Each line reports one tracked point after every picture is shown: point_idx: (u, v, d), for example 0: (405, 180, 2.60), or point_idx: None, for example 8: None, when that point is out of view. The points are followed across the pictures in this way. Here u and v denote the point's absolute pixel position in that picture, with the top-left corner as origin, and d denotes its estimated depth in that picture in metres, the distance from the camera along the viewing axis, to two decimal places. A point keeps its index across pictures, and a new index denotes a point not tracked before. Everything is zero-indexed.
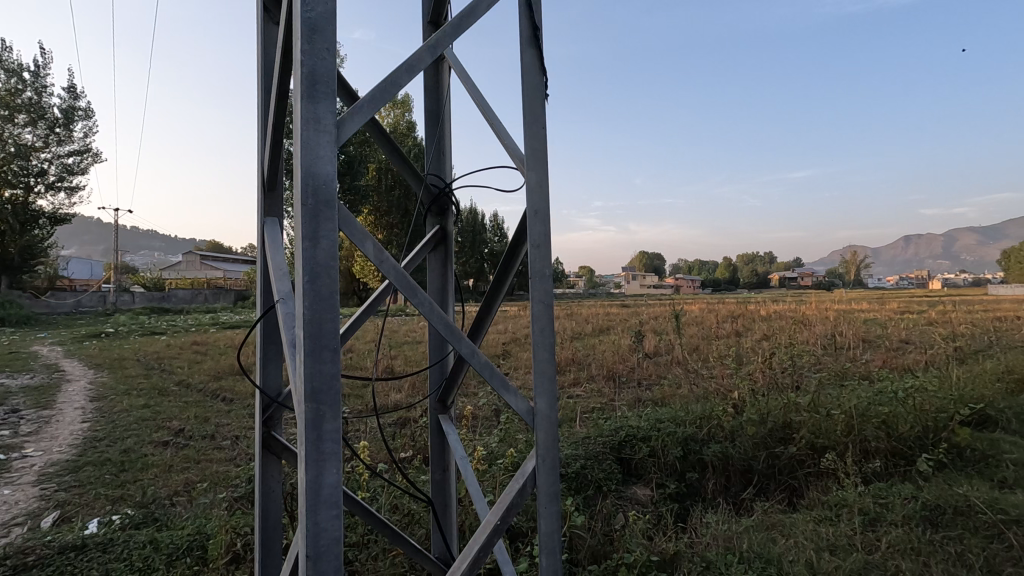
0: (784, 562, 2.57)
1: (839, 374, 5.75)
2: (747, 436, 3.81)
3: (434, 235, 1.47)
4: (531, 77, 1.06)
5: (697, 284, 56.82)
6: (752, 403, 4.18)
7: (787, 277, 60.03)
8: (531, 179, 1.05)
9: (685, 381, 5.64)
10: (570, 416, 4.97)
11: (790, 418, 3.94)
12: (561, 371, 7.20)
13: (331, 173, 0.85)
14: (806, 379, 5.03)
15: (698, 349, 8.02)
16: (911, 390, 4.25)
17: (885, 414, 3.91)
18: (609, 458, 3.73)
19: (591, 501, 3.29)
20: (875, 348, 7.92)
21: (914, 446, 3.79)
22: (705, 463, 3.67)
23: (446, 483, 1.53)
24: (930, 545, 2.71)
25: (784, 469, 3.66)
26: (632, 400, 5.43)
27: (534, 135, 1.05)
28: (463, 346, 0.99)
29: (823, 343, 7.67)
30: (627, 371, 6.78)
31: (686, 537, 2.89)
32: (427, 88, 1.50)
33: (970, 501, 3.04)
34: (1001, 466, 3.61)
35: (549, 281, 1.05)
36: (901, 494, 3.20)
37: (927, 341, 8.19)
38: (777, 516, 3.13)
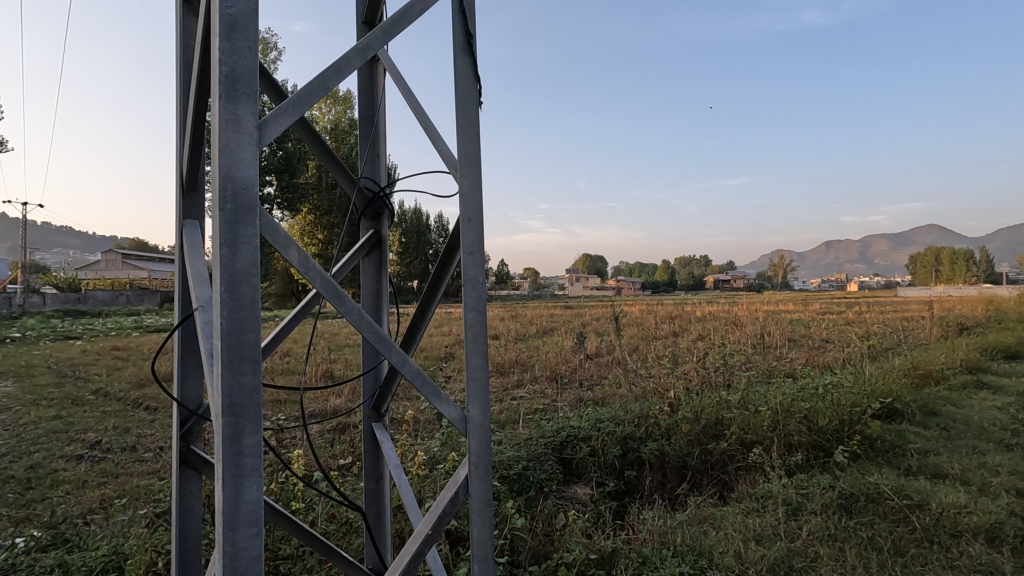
0: (714, 554, 2.69)
1: (766, 372, 6.09)
2: (682, 434, 3.97)
3: (369, 238, 1.44)
4: (465, 84, 1.06)
5: (636, 286, 58.50)
6: (687, 401, 4.35)
7: (721, 280, 62.94)
8: (464, 187, 1.04)
9: (625, 381, 5.81)
10: (513, 418, 4.99)
11: (722, 415, 4.13)
12: (504, 373, 7.22)
13: (253, 176, 0.81)
14: (737, 377, 5.29)
15: (638, 349, 8.28)
16: (829, 386, 4.56)
17: (807, 409, 4.17)
18: (551, 458, 3.78)
19: (532, 502, 3.31)
20: (799, 347, 8.45)
21: (832, 438, 4.06)
22: (642, 461, 3.79)
23: (381, 492, 1.50)
24: (845, 531, 2.91)
25: (717, 464, 3.83)
26: (574, 401, 5.52)
27: (468, 142, 1.05)
28: (393, 355, 0.97)
29: (753, 343, 8.08)
30: (569, 372, 6.89)
31: (625, 534, 2.96)
32: (361, 89, 1.47)
33: (879, 488, 3.29)
34: (907, 455, 3.95)
35: (483, 288, 1.05)
36: (821, 484, 3.40)
37: (845, 339, 8.80)
38: (708, 509, 3.27)
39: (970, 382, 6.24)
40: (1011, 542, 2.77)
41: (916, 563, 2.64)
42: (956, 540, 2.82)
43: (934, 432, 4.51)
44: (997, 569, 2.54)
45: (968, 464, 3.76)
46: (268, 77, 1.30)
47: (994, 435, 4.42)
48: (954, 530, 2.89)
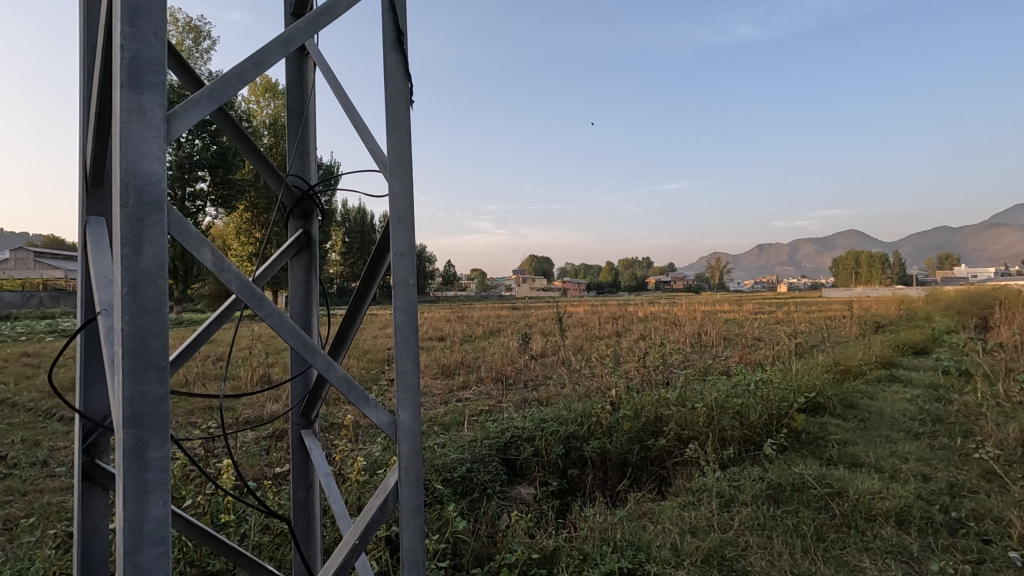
0: (652, 547, 2.77)
1: (702, 370, 6.34)
2: (623, 432, 4.06)
3: (297, 238, 1.39)
4: (394, 81, 1.04)
5: (581, 287, 59.52)
6: (628, 400, 4.46)
7: (662, 281, 65.08)
8: (394, 187, 1.02)
9: (569, 381, 5.89)
10: (457, 420, 4.95)
11: (661, 412, 4.27)
12: (449, 375, 7.17)
13: (160, 172, 0.76)
14: (675, 375, 5.47)
15: (582, 348, 8.43)
16: (760, 383, 4.80)
17: (740, 405, 4.37)
18: (494, 459, 3.78)
19: (476, 504, 3.30)
20: (733, 345, 8.85)
21: (762, 432, 4.27)
22: (585, 459, 3.86)
23: (310, 502, 1.45)
24: (773, 520, 3.07)
25: (656, 460, 3.94)
26: (519, 402, 5.54)
27: (398, 141, 1.03)
28: (318, 360, 0.93)
29: (691, 342, 8.40)
30: (514, 372, 6.92)
31: (566, 532, 3.00)
32: (289, 84, 1.41)
33: (804, 478, 3.49)
34: (828, 446, 4.21)
35: (413, 290, 1.03)
36: (752, 476, 3.56)
37: (774, 338, 9.30)
38: (647, 504, 3.36)
39: (884, 376, 6.73)
40: (918, 524, 3.00)
41: (836, 547, 2.81)
42: (871, 523, 3.02)
43: (853, 424, 4.83)
44: (905, 549, 2.75)
45: (882, 453, 4.05)
46: (183, 65, 1.23)
47: (904, 425, 4.78)
48: (869, 515, 3.10)
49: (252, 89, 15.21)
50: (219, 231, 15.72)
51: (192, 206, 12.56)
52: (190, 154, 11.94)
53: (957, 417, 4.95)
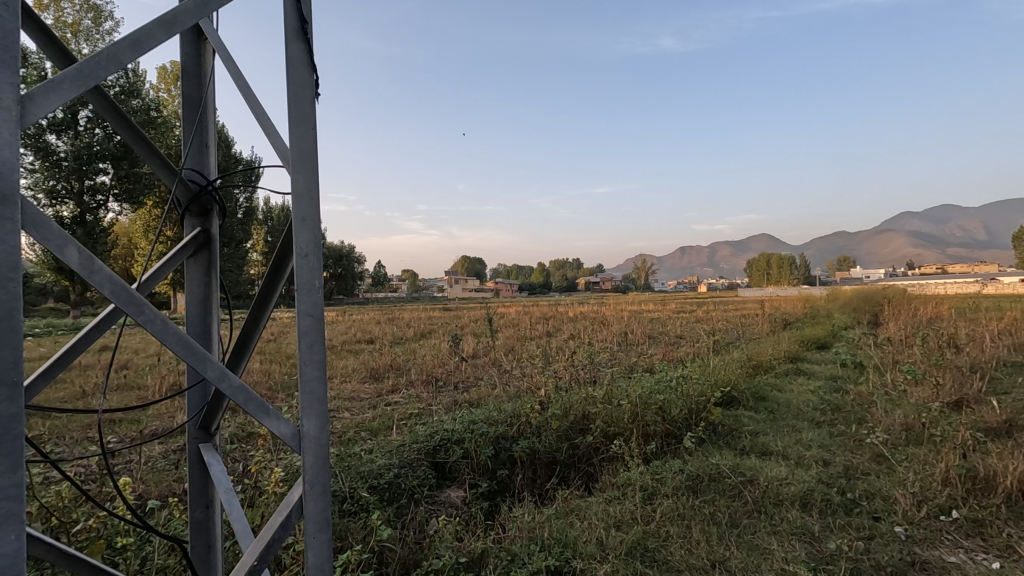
0: (578, 544, 2.81)
1: (628, 368, 6.55)
2: (552, 430, 4.11)
3: (194, 237, 1.30)
4: (298, 72, 0.98)
5: (513, 288, 59.95)
6: (557, 399, 4.53)
7: (591, 282, 66.87)
8: (298, 184, 0.97)
9: (499, 382, 5.91)
10: (386, 425, 4.83)
11: (588, 410, 4.37)
12: (378, 378, 6.98)
13: (11, 162, 0.68)
14: (602, 373, 5.62)
15: (513, 349, 8.48)
16: (681, 379, 5.03)
17: (662, 401, 4.55)
18: (423, 463, 3.71)
19: (403, 510, 3.22)
20: (657, 343, 9.22)
21: (682, 426, 4.46)
22: (514, 459, 3.87)
23: (210, 521, 1.35)
24: (692, 510, 3.21)
25: (583, 457, 4.02)
26: (449, 403, 5.48)
27: (301, 136, 0.97)
28: (210, 370, 0.87)
29: (618, 340, 8.67)
30: (445, 374, 6.85)
31: (495, 533, 2.99)
32: (184, 70, 1.31)
33: (720, 468, 3.68)
34: (741, 437, 4.47)
35: (318, 294, 0.98)
36: (672, 469, 3.71)
37: (694, 336, 9.79)
38: (574, 501, 3.42)
39: (790, 369, 7.25)
40: (819, 506, 3.24)
41: (749, 532, 2.98)
42: (779, 508, 3.23)
43: (763, 415, 5.16)
44: (809, 531, 2.96)
45: (789, 441, 4.35)
46: (50, 39, 1.09)
47: (808, 414, 5.16)
48: (777, 500, 3.32)
49: (162, 76, 14.15)
50: (124, 228, 14.52)
51: (92, 201, 11.52)
52: (90, 144, 10.93)
53: (852, 405, 5.41)
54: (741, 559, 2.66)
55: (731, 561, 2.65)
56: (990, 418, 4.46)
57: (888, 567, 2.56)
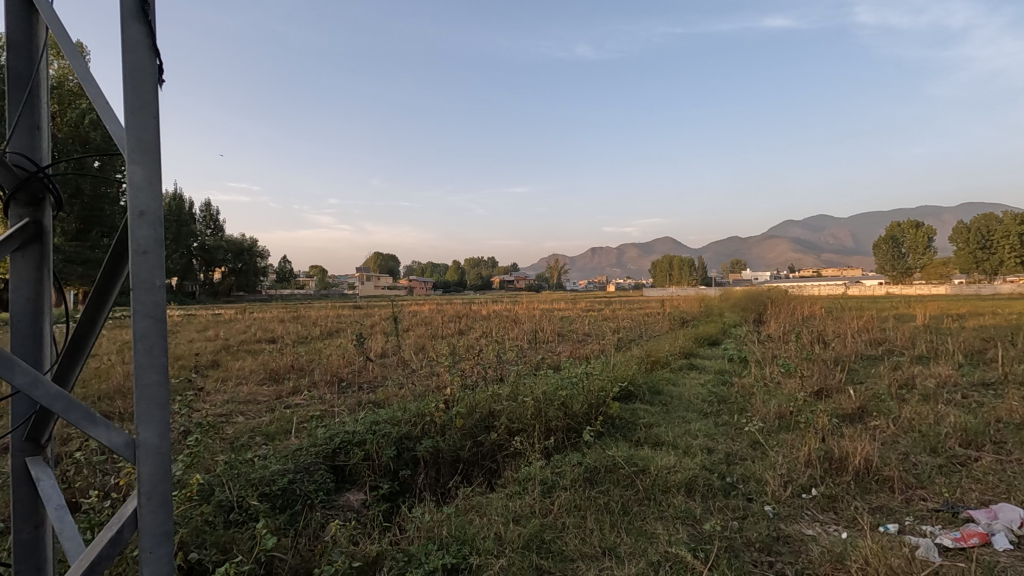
0: (475, 540, 2.83)
1: (535, 365, 6.71)
2: (456, 428, 4.10)
3: (23, 229, 1.18)
4: (137, 55, 0.93)
5: (427, 285, 59.30)
6: (462, 398, 4.52)
7: (506, 281, 67.62)
8: (136, 175, 0.91)
9: (406, 382, 5.82)
10: (284, 429, 4.60)
11: (494, 407, 4.44)
12: (278, 380, 6.62)
13: None
14: (509, 372, 5.71)
15: (422, 348, 8.40)
16: (583, 375, 5.23)
17: (564, 397, 4.70)
18: (321, 467, 3.56)
19: (296, 517, 3.08)
20: (565, 340, 9.52)
21: (582, 420, 4.64)
22: (417, 459, 3.81)
23: (40, 541, 1.23)
24: (588, 501, 3.35)
25: (487, 454, 4.07)
26: (353, 404, 5.32)
27: (141, 123, 0.93)
28: (19, 376, 0.81)
29: (528, 339, 8.85)
30: (351, 374, 6.63)
31: (391, 535, 2.94)
32: (11, 43, 1.18)
33: (615, 460, 3.87)
34: (637, 429, 4.74)
35: (160, 293, 0.94)
36: (572, 462, 3.84)
37: (599, 333, 10.23)
38: (475, 498, 3.44)
39: (684, 364, 7.76)
40: (702, 490, 3.50)
41: (639, 518, 3.17)
42: (666, 494, 3.46)
43: (657, 408, 5.51)
44: (691, 514, 3.19)
45: (678, 432, 4.67)
46: None
47: (698, 406, 5.56)
48: (665, 487, 3.54)
49: None
50: None
51: None
52: None
53: (736, 397, 5.90)
54: (629, 545, 2.82)
55: (620, 548, 2.80)
56: (847, 406, 5.04)
57: (757, 543, 2.82)
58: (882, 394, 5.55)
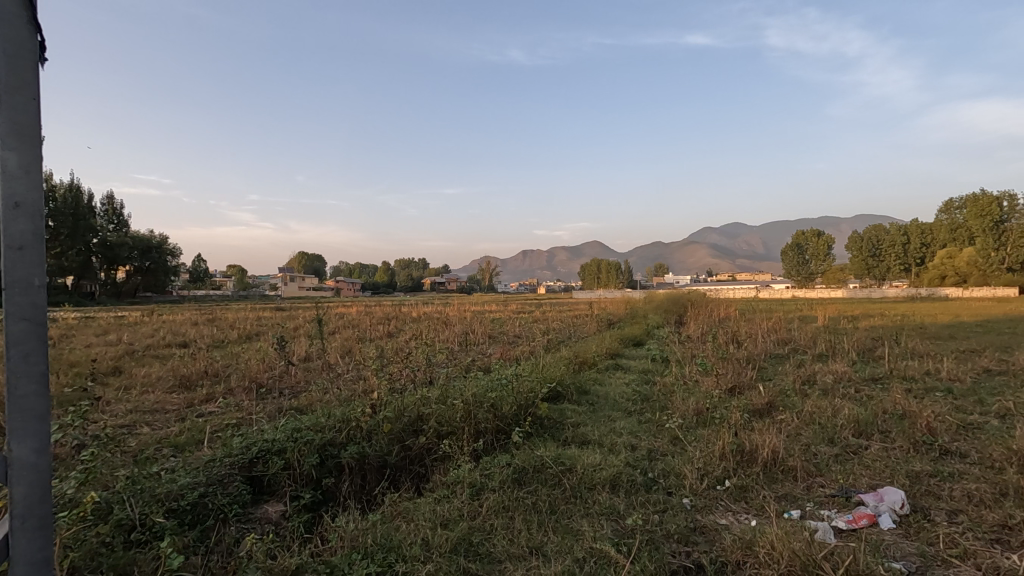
0: (402, 547, 2.77)
1: (465, 367, 6.67)
2: (383, 433, 3.98)
3: None
4: (14, 29, 0.85)
5: (355, 286, 57.57)
6: (389, 402, 4.41)
7: (437, 283, 66.99)
8: (10, 162, 0.83)
9: (330, 386, 5.61)
10: (195, 439, 4.29)
11: (422, 411, 4.37)
12: (189, 387, 6.18)
13: None
14: (438, 374, 5.65)
15: (349, 351, 8.13)
16: (513, 377, 5.26)
17: (494, 398, 4.70)
18: (236, 478, 3.35)
19: (207, 534, 2.87)
20: (495, 342, 9.55)
21: (511, 421, 4.67)
22: (342, 466, 3.65)
23: None
24: (516, 501, 3.37)
25: (415, 459, 4.01)
26: (273, 412, 5.05)
27: (18, 105, 0.84)
28: None
29: (459, 341, 8.80)
30: (271, 380, 6.30)
31: (312, 547, 2.81)
32: None
33: (543, 460, 3.92)
34: (565, 429, 4.83)
35: (40, 294, 0.85)
36: (501, 463, 3.85)
37: (529, 335, 10.34)
38: (402, 504, 3.37)
39: (610, 364, 8.01)
40: (625, 486, 3.62)
41: (565, 516, 3.22)
42: (591, 492, 3.55)
43: (584, 408, 5.65)
44: (615, 510, 3.29)
45: (604, 431, 4.81)
46: None
47: (622, 405, 5.75)
48: (591, 484, 3.63)
49: None
50: None
51: None
52: None
53: (658, 395, 6.15)
54: (556, 543, 2.87)
55: (547, 547, 2.84)
56: (757, 402, 5.39)
57: (675, 535, 2.95)
58: (788, 390, 5.99)
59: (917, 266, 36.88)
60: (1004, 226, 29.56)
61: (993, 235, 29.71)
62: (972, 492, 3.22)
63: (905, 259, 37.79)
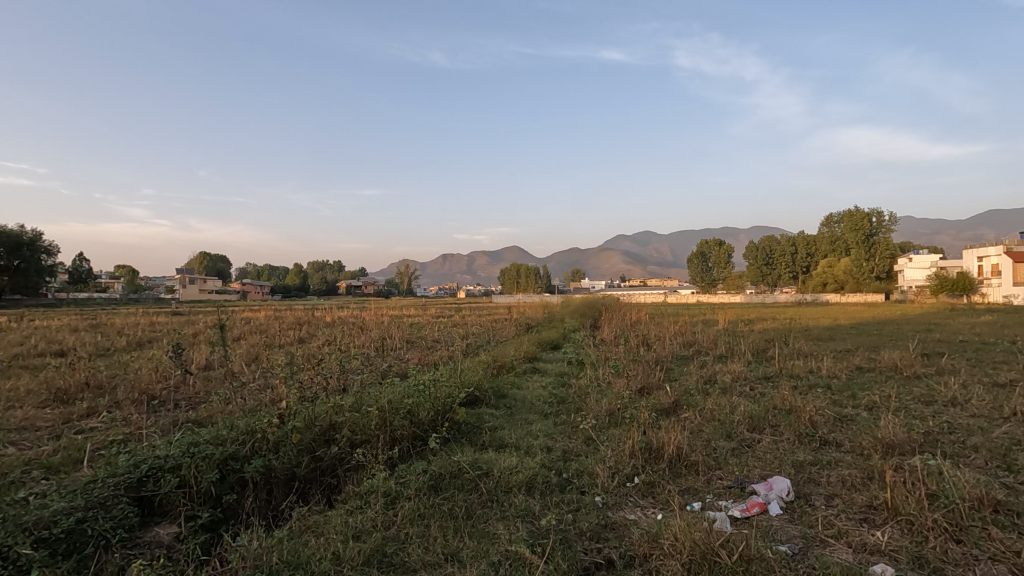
0: (311, 563, 2.65)
1: (381, 374, 6.52)
2: (292, 444, 3.78)
3: None
4: None
5: (263, 290, 54.47)
6: (298, 411, 4.20)
7: (353, 286, 64.95)
8: None
9: (234, 396, 5.27)
10: (72, 459, 3.86)
11: (334, 419, 4.21)
12: (67, 401, 5.55)
13: None
14: (353, 381, 5.48)
15: (256, 358, 7.68)
16: (430, 382, 5.21)
17: (410, 405, 4.62)
18: (122, 500, 3.03)
19: (87, 564, 2.59)
20: (413, 347, 9.42)
21: (428, 428, 4.61)
22: (245, 481, 3.42)
23: None
24: (432, 508, 3.34)
25: (327, 470, 3.85)
26: (167, 425, 4.66)
27: None
28: None
29: (375, 347, 8.58)
30: (166, 391, 5.81)
31: (211, 569, 2.62)
32: None
33: (460, 465, 3.92)
34: (482, 434, 4.86)
35: None
36: (416, 470, 3.78)
37: (448, 339, 10.28)
38: (311, 518, 3.23)
39: (528, 368, 8.15)
40: (540, 487, 3.70)
41: (481, 521, 3.24)
42: (508, 494, 3.59)
43: (502, 412, 5.70)
44: (530, 511, 3.34)
45: (521, 434, 4.88)
46: None
47: (539, 408, 5.86)
48: (507, 487, 3.67)
49: None
50: None
51: None
52: None
53: (573, 397, 6.34)
54: (471, 548, 2.87)
55: (462, 552, 2.84)
56: (664, 401, 5.70)
57: (587, 532, 3.05)
58: (691, 389, 6.39)
59: (803, 274, 40.72)
60: (872, 239, 33.38)
61: (864, 247, 33.45)
62: (846, 477, 3.60)
63: (793, 268, 41.58)
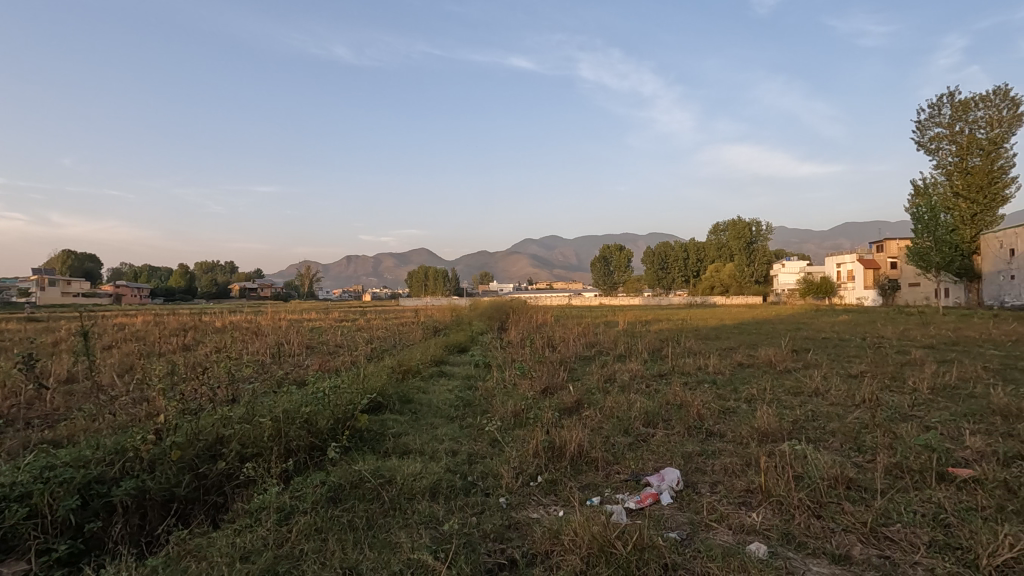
0: None
1: (275, 381, 6.14)
2: (171, 462, 3.42)
3: None
4: None
5: (141, 292, 49.36)
6: (179, 424, 3.82)
7: (247, 288, 60.75)
8: None
9: (102, 411, 4.72)
10: None
11: (222, 432, 3.89)
12: None
13: None
14: (243, 390, 5.11)
15: (129, 368, 6.93)
16: (330, 388, 4.98)
17: (308, 413, 4.39)
18: None
19: None
20: (313, 352, 8.98)
21: (327, 437, 4.41)
22: (112, 506, 3.04)
23: None
24: (329, 521, 3.19)
25: (212, 488, 3.55)
26: (15, 448, 4.06)
27: None
28: None
29: (270, 353, 8.07)
30: (14, 409, 5.06)
31: None
32: None
33: (360, 474, 3.78)
34: (384, 441, 4.73)
35: None
36: (313, 482, 3.58)
37: (351, 344, 9.93)
38: (192, 541, 2.96)
39: (434, 371, 8.06)
40: (445, 492, 3.66)
41: (383, 530, 3.14)
42: (410, 501, 3.51)
43: (406, 417, 5.58)
44: (434, 517, 3.29)
45: (425, 438, 4.80)
46: None
47: (444, 412, 5.81)
48: (410, 494, 3.60)
49: None
50: None
51: None
52: None
53: (478, 399, 6.36)
54: (371, 560, 2.77)
55: (362, 565, 2.72)
56: (567, 400, 5.88)
57: (491, 534, 3.07)
58: (592, 388, 6.66)
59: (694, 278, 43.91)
60: (753, 247, 36.72)
61: (746, 254, 36.73)
62: (727, 465, 3.91)
63: (685, 272, 44.71)
